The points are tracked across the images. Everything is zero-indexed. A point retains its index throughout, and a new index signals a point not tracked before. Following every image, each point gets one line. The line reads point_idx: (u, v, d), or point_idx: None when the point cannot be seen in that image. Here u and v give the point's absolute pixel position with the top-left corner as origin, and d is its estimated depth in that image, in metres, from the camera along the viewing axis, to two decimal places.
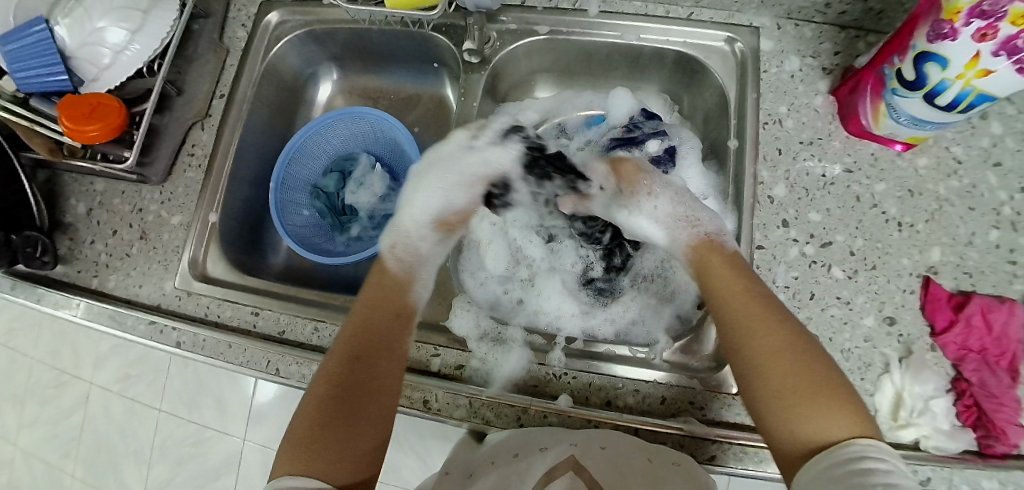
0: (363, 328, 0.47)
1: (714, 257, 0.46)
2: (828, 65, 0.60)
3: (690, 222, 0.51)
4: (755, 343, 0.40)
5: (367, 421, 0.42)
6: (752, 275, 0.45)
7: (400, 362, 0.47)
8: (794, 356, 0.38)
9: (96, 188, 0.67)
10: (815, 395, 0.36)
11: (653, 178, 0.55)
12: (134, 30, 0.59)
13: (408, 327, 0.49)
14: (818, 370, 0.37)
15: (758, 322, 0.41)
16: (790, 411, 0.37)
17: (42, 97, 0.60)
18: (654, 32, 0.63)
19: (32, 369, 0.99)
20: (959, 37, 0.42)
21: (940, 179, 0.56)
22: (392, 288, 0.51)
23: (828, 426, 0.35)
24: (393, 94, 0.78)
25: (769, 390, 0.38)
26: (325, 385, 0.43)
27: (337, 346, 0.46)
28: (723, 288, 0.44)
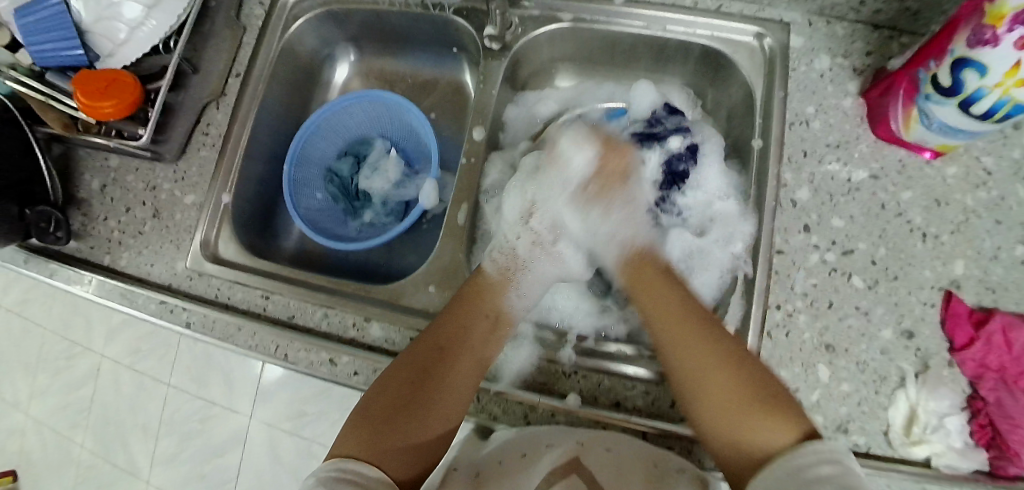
0: (454, 327, 0.52)
1: (647, 274, 0.54)
2: (860, 66, 0.58)
3: (619, 240, 0.57)
4: (681, 356, 0.47)
5: (438, 412, 0.47)
6: (687, 296, 0.51)
7: (480, 364, 0.51)
8: (711, 367, 0.45)
9: (110, 165, 0.67)
10: (743, 408, 0.41)
11: (629, 194, 0.58)
12: (150, 5, 0.58)
13: (500, 335, 0.54)
14: (749, 384, 0.43)
15: (681, 333, 0.48)
16: (726, 420, 0.42)
17: (58, 72, 0.60)
18: (681, 25, 0.61)
19: (44, 339, 1.00)
20: (1000, 44, 0.40)
21: (969, 190, 0.54)
22: (490, 292, 0.55)
23: (765, 433, 0.39)
24: (410, 78, 0.77)
25: (704, 401, 0.44)
26: (410, 373, 0.48)
27: (422, 340, 0.51)
28: (658, 306, 0.51)
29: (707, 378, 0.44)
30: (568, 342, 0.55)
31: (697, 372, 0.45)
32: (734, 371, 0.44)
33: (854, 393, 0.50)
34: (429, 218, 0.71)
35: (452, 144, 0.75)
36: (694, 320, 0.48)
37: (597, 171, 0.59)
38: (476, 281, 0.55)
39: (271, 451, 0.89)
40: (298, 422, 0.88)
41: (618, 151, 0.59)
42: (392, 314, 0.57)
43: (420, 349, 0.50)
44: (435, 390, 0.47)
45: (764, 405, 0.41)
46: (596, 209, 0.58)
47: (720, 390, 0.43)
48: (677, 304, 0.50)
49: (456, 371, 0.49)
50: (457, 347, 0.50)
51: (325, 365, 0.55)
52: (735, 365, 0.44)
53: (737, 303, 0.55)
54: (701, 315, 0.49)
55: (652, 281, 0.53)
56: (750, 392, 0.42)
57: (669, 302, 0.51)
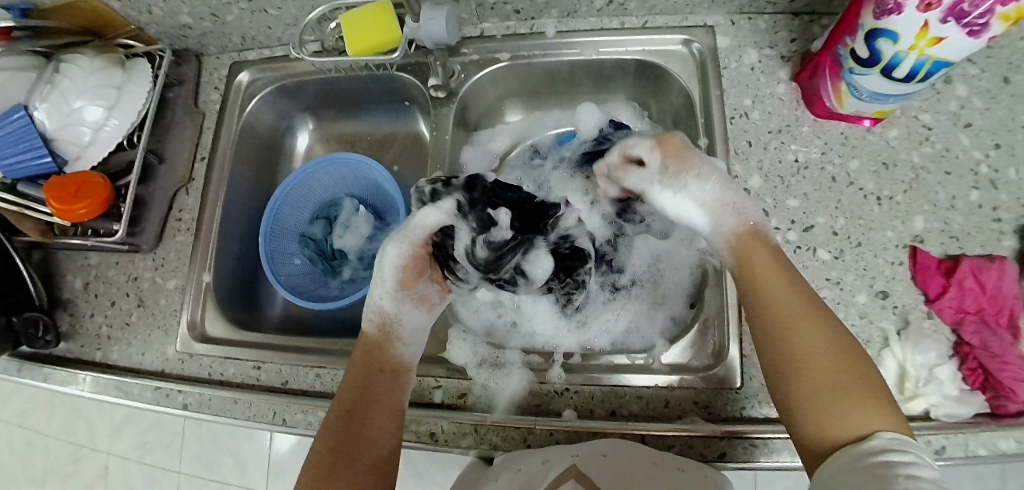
0: (358, 385, 0.50)
1: (759, 252, 0.48)
2: (787, 53, 0.61)
3: (736, 208, 0.50)
4: (789, 330, 0.42)
5: (363, 477, 0.45)
6: (796, 275, 0.46)
7: (395, 414, 0.49)
8: (818, 349, 0.41)
9: (91, 262, 0.69)
10: (836, 391, 0.39)
11: (421, 291, 0.57)
12: (111, 106, 0.61)
13: (403, 382, 0.52)
14: (857, 377, 0.39)
15: (785, 309, 0.43)
16: (818, 399, 0.39)
17: (30, 182, 0.62)
18: (612, 45, 0.65)
19: (49, 448, 0.99)
20: (904, 10, 0.43)
21: (912, 147, 0.56)
22: (374, 347, 0.53)
23: (855, 420, 0.38)
24: (369, 136, 0.80)
25: (797, 378, 0.41)
26: (324, 448, 0.46)
27: (331, 411, 0.48)
28: (762, 281, 0.45)
29: (812, 358, 0.41)
30: (555, 362, 0.56)
31: (805, 347, 0.41)
32: (839, 354, 0.40)
33: None
34: None
35: None
36: (805, 305, 0.43)
37: (401, 269, 0.55)
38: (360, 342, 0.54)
39: None
40: None
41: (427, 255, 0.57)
42: None
43: (331, 420, 0.48)
44: (354, 453, 0.46)
45: (859, 389, 0.39)
46: (415, 306, 0.56)
47: (823, 371, 0.40)
48: (787, 287, 0.44)
49: (373, 428, 0.48)
50: (368, 405, 0.48)
51: None
52: (844, 353, 0.40)
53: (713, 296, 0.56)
54: (810, 298, 0.44)
55: (760, 260, 0.47)
56: (848, 376, 0.39)
57: (772, 282, 0.45)
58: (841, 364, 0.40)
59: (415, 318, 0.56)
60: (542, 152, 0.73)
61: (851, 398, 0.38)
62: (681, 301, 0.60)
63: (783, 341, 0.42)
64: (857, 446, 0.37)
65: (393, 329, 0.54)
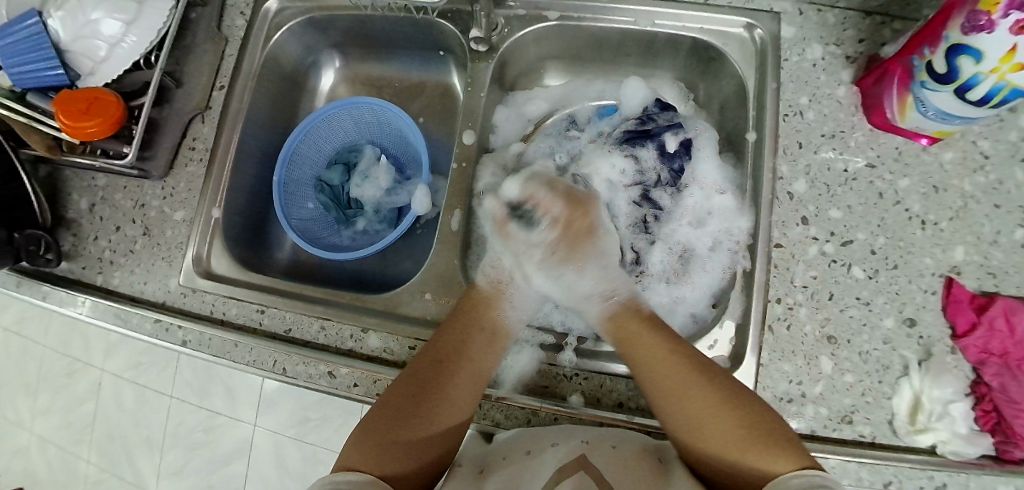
0: (458, 341, 0.51)
1: (632, 327, 0.51)
2: (853, 53, 0.57)
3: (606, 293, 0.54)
4: (663, 395, 0.46)
5: (434, 434, 0.46)
6: (673, 340, 0.49)
7: (482, 376, 0.51)
8: (694, 400, 0.44)
9: (98, 183, 0.66)
10: (752, 441, 0.41)
11: (600, 251, 0.54)
12: (129, 21, 0.57)
13: (498, 347, 0.53)
14: (749, 420, 0.42)
15: (663, 372, 0.46)
16: (735, 450, 0.41)
17: (38, 94, 0.59)
18: (668, 18, 0.61)
19: (44, 357, 1.00)
20: (995, 29, 0.39)
21: (966, 174, 0.54)
22: (486, 304, 0.54)
23: (769, 461, 0.39)
24: (398, 82, 0.76)
25: (707, 439, 0.43)
26: (404, 390, 0.48)
27: (421, 354, 0.51)
28: (639, 347, 0.49)
29: (707, 415, 0.43)
30: (569, 344, 0.56)
31: (683, 404, 0.45)
32: (712, 403, 0.44)
33: (857, 385, 0.50)
34: (422, 223, 0.70)
35: (442, 147, 0.74)
36: (685, 362, 0.47)
37: (561, 235, 0.53)
38: (470, 294, 0.54)
39: (275, 458, 0.88)
40: (303, 428, 0.88)
41: (583, 206, 0.54)
42: (390, 324, 0.57)
43: (418, 364, 0.50)
44: (434, 402, 0.47)
45: (764, 440, 0.41)
46: (571, 271, 0.53)
47: (701, 418, 0.43)
48: (665, 349, 0.48)
49: (454, 384, 0.49)
50: (457, 361, 0.50)
51: (323, 378, 0.55)
52: (733, 410, 0.43)
53: (737, 300, 0.55)
54: (688, 354, 0.47)
55: (635, 330, 0.51)
56: (745, 429, 0.42)
57: (655, 351, 0.48)
58: (722, 415, 0.43)
59: (509, 246, 0.54)
60: (579, 123, 0.70)
61: (756, 443, 0.41)
62: (704, 300, 0.59)
63: (668, 399, 0.45)
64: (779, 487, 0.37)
65: (506, 289, 0.55)
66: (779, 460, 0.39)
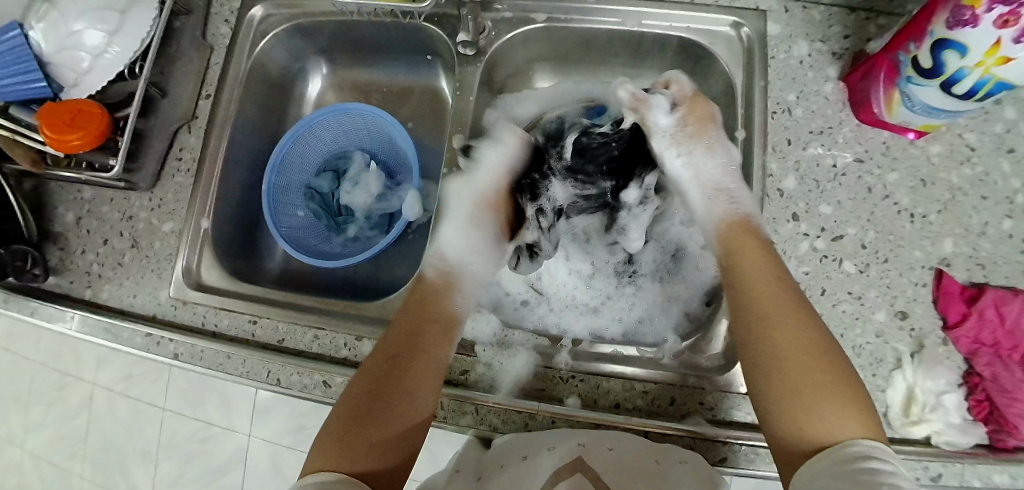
0: (406, 333, 0.50)
1: (750, 246, 0.48)
2: (839, 50, 0.57)
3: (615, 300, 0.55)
4: (766, 316, 0.43)
5: (397, 430, 0.44)
6: (787, 277, 0.45)
7: (439, 364, 0.49)
8: (796, 350, 0.40)
9: (84, 196, 0.65)
10: (826, 394, 0.38)
11: (716, 140, 0.55)
12: (112, 31, 0.56)
13: (453, 335, 0.52)
14: (835, 375, 0.39)
15: (773, 309, 0.43)
16: (800, 410, 0.38)
17: (22, 106, 0.58)
18: (656, 18, 0.61)
19: (35, 371, 0.98)
20: (980, 23, 0.39)
21: (953, 167, 0.54)
22: (435, 293, 0.54)
23: (832, 425, 0.37)
24: (386, 87, 0.76)
25: (783, 387, 0.40)
26: (363, 387, 0.46)
27: (378, 349, 0.49)
28: (753, 277, 0.46)
29: (792, 368, 0.40)
30: (564, 346, 0.55)
31: (782, 348, 0.41)
32: (812, 348, 0.40)
33: None
34: (414, 228, 0.70)
35: (432, 151, 0.74)
36: (790, 297, 0.43)
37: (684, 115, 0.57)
38: (417, 285, 0.55)
39: (272, 467, 0.88)
40: (299, 436, 0.87)
41: (698, 104, 0.57)
42: (384, 331, 0.56)
43: (373, 361, 0.48)
44: (392, 396, 0.45)
45: (841, 394, 0.38)
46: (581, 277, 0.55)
47: (793, 360, 0.40)
48: (777, 283, 0.45)
49: (410, 376, 0.47)
50: (414, 352, 0.48)
51: (318, 387, 0.54)
52: (824, 357, 0.40)
53: None
54: (797, 298, 0.44)
55: (747, 257, 0.47)
56: (824, 378, 0.39)
57: (757, 277, 0.46)
58: (819, 360, 0.40)
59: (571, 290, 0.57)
60: (568, 125, 0.69)
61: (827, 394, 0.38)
62: (698, 299, 0.59)
63: (760, 338, 0.42)
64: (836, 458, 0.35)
65: (449, 278, 0.56)
66: (848, 421, 0.36)
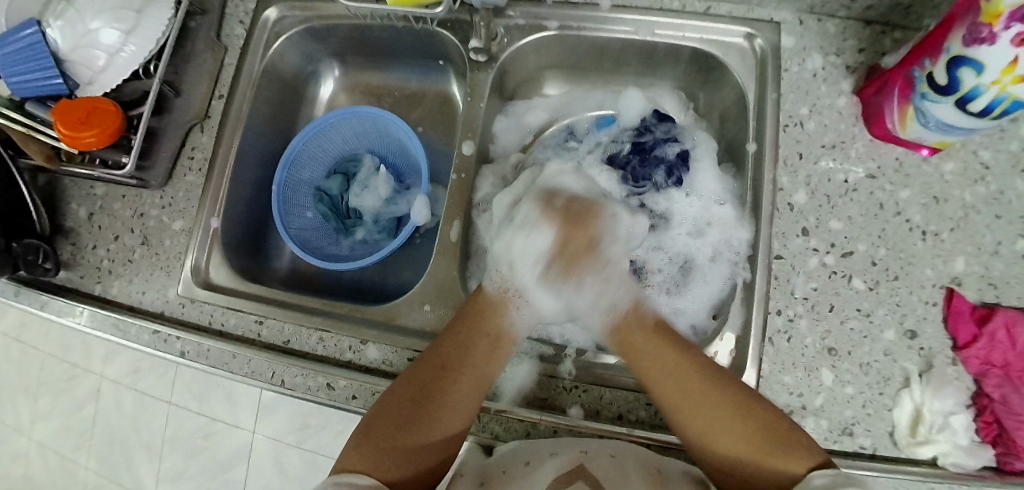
0: (459, 347, 0.51)
1: (635, 336, 0.51)
2: (853, 64, 0.57)
3: (607, 307, 0.54)
4: (672, 386, 0.46)
5: (431, 441, 0.46)
6: (678, 343, 0.49)
7: (481, 387, 0.50)
8: (716, 413, 0.44)
9: (97, 192, 0.66)
10: (765, 444, 0.42)
11: (599, 265, 0.54)
12: (128, 30, 0.57)
13: (503, 353, 0.52)
14: (762, 425, 0.42)
15: (661, 377, 0.47)
16: (749, 461, 0.42)
17: (37, 102, 0.59)
18: (668, 27, 0.61)
19: (44, 362, 0.99)
20: (997, 41, 0.39)
21: (967, 185, 0.53)
22: (491, 310, 0.53)
23: (785, 465, 0.40)
24: (397, 90, 0.76)
25: (718, 439, 0.43)
26: (410, 392, 0.47)
27: (423, 360, 0.50)
28: (648, 360, 0.49)
29: (719, 428, 0.43)
30: (567, 356, 0.56)
31: (698, 414, 0.44)
32: (732, 407, 0.44)
33: (858, 397, 0.50)
34: (422, 232, 0.70)
35: (441, 155, 0.74)
36: (687, 368, 0.47)
37: (555, 252, 0.54)
38: (480, 298, 0.54)
39: (274, 464, 0.88)
40: (303, 434, 0.87)
41: (582, 221, 0.54)
42: (389, 335, 0.56)
43: (424, 372, 0.49)
44: (434, 410, 0.47)
45: (777, 438, 0.42)
46: (569, 286, 0.54)
47: (700, 415, 0.44)
48: (666, 354, 0.48)
49: (453, 394, 0.48)
50: (461, 368, 0.49)
51: (322, 390, 0.55)
52: (737, 415, 0.43)
53: (737, 311, 0.54)
54: (692, 362, 0.47)
55: (641, 340, 0.50)
56: (757, 430, 0.42)
57: (659, 360, 0.48)
58: (732, 414, 0.43)
59: (578, 293, 0.54)
60: (578, 135, 0.71)
61: (768, 440, 0.42)
62: (705, 311, 0.59)
63: (674, 403, 0.46)
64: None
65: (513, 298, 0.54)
66: (796, 461, 0.40)
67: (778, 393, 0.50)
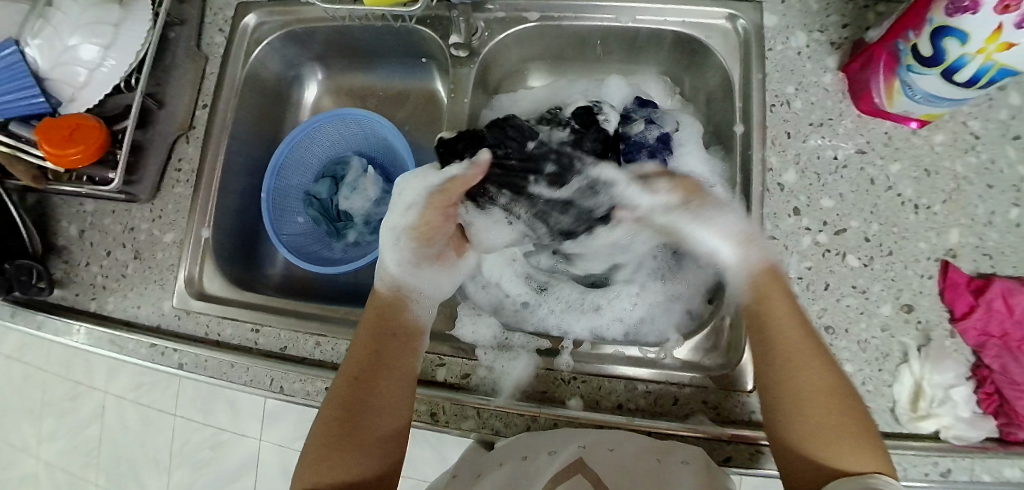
0: (363, 351, 0.51)
1: (774, 290, 0.48)
2: (837, 39, 0.56)
3: (752, 242, 0.51)
4: (798, 355, 0.45)
5: (373, 444, 0.48)
6: (802, 317, 0.47)
7: (407, 379, 0.51)
8: (817, 395, 0.44)
9: (86, 209, 0.66)
10: (852, 436, 0.42)
11: (718, 204, 0.53)
12: (108, 45, 0.57)
13: (414, 343, 0.53)
14: (852, 418, 0.42)
15: (797, 354, 0.45)
16: (817, 443, 0.42)
17: (21, 122, 0.59)
18: (649, 13, 0.60)
19: (47, 382, 1.00)
20: (980, 9, 0.39)
21: (957, 155, 0.53)
22: (389, 312, 0.54)
23: (853, 460, 0.40)
24: (382, 91, 0.76)
25: (801, 427, 0.43)
26: (337, 404, 0.49)
27: (342, 369, 0.51)
28: (774, 328, 0.47)
29: (813, 416, 0.43)
30: (565, 349, 0.55)
31: (802, 389, 0.44)
32: (828, 399, 0.43)
33: (857, 374, 0.50)
34: None
35: (429, 153, 0.74)
36: (806, 338, 0.46)
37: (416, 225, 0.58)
38: (373, 303, 0.55)
39: (282, 470, 0.88)
40: None
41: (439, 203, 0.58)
42: None
43: (341, 384, 0.50)
44: (364, 416, 0.48)
45: (864, 436, 0.42)
46: (688, 214, 0.54)
47: (802, 397, 0.44)
48: (796, 327, 0.47)
49: (382, 395, 0.49)
50: (378, 370, 0.50)
51: (321, 394, 0.55)
52: (843, 402, 0.43)
53: (732, 295, 0.54)
54: (817, 341, 0.46)
55: (771, 300, 0.48)
56: (843, 422, 0.42)
57: (790, 325, 0.47)
58: (834, 402, 0.43)
59: (738, 221, 0.53)
60: None
61: (845, 434, 0.42)
62: (700, 296, 0.59)
63: (783, 380, 0.45)
64: (856, 483, 0.39)
65: (404, 292, 0.56)
66: (866, 456, 0.40)
67: None
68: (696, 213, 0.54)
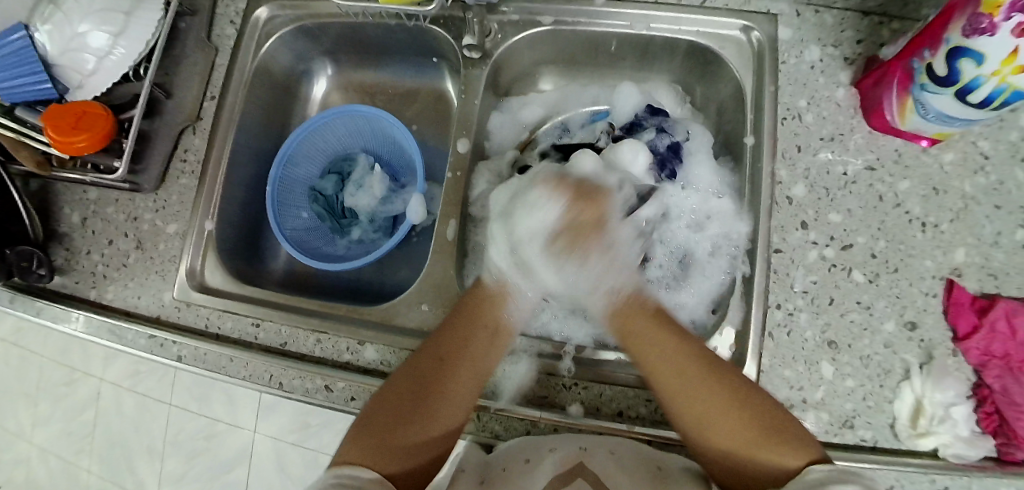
0: (454, 337, 0.51)
1: (636, 320, 0.50)
2: (851, 55, 0.56)
3: (612, 290, 0.52)
4: (672, 374, 0.46)
5: (431, 431, 0.47)
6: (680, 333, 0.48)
7: (480, 377, 0.50)
8: (720, 405, 0.44)
9: (89, 196, 0.65)
10: (765, 436, 0.42)
11: (606, 244, 0.51)
12: (117, 33, 0.56)
13: (500, 345, 0.53)
14: (761, 419, 0.43)
15: (666, 370, 0.46)
16: (743, 451, 0.42)
17: (27, 107, 0.58)
18: (664, 21, 0.60)
19: (43, 367, 0.99)
20: (997, 32, 0.38)
21: (966, 176, 0.53)
22: (487, 304, 0.54)
23: (781, 459, 0.40)
24: (392, 88, 0.75)
25: (717, 435, 0.43)
26: (410, 381, 0.48)
27: (423, 349, 0.51)
28: (644, 351, 0.48)
29: (717, 419, 0.43)
30: (566, 353, 0.54)
31: (697, 406, 0.44)
32: (734, 408, 0.43)
33: (858, 390, 0.50)
34: (418, 231, 0.69)
35: (436, 152, 0.73)
36: (687, 353, 0.46)
37: (566, 222, 0.51)
38: (476, 291, 0.55)
39: (276, 464, 0.88)
40: (303, 433, 0.87)
41: (593, 199, 0.51)
42: (386, 336, 0.56)
43: (421, 360, 0.50)
44: (432, 401, 0.47)
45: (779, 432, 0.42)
46: (572, 262, 0.51)
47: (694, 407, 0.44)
48: (671, 345, 0.47)
49: (455, 384, 0.49)
50: (456, 357, 0.50)
51: (321, 392, 0.54)
52: (741, 407, 0.43)
53: (737, 306, 0.54)
54: (700, 353, 0.47)
55: (642, 327, 0.50)
56: (764, 424, 0.42)
57: (660, 347, 0.48)
58: (737, 408, 0.43)
59: (585, 268, 0.51)
60: (572, 130, 0.70)
61: (768, 436, 0.42)
62: (704, 306, 0.59)
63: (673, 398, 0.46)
64: (795, 481, 0.38)
65: (511, 289, 0.55)
66: (792, 454, 0.40)
67: (778, 387, 0.50)
68: (561, 257, 0.51)
